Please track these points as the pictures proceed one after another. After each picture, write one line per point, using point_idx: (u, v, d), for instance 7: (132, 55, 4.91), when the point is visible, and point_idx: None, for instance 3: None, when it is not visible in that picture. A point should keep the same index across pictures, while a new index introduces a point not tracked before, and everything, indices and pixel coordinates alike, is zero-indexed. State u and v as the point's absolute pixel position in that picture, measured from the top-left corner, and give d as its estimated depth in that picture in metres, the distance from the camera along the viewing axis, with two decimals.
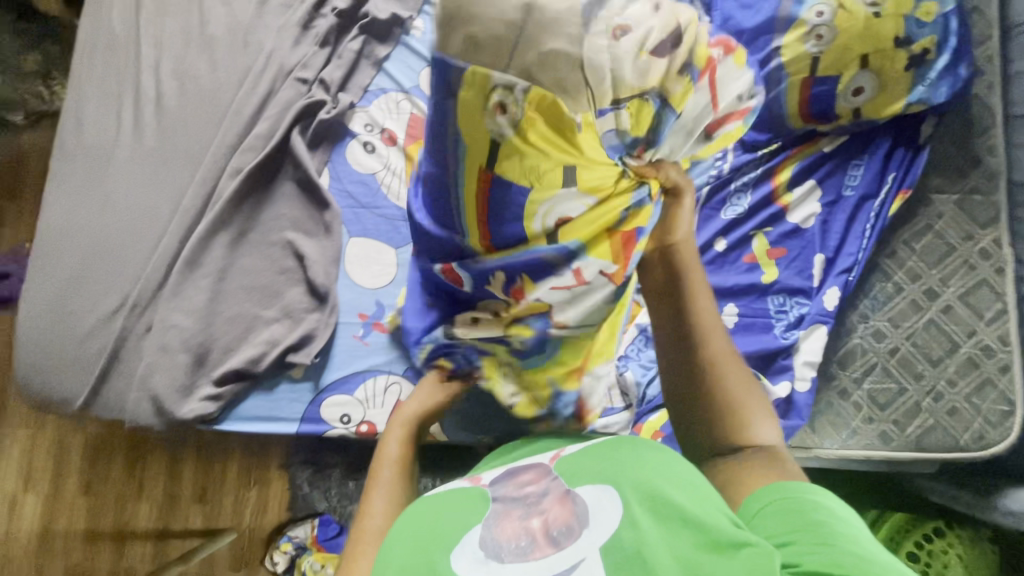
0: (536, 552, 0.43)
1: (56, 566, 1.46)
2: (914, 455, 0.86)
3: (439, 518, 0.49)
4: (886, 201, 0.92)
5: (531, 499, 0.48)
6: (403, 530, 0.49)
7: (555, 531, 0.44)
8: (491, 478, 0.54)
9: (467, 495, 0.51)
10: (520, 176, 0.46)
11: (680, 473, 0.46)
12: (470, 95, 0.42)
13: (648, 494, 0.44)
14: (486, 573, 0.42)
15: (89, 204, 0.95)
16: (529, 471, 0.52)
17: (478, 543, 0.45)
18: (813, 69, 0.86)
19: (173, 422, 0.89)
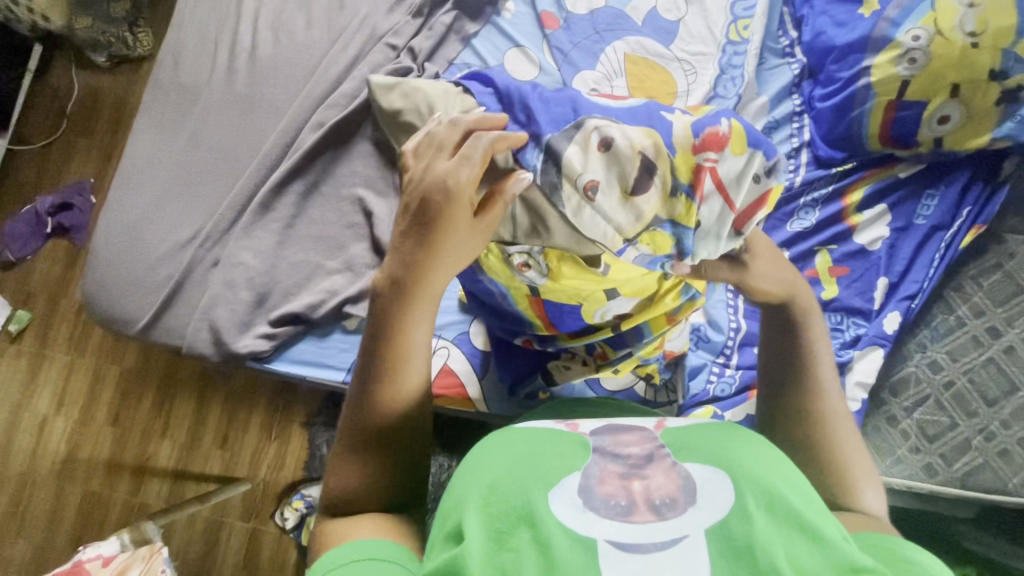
0: (637, 517, 0.38)
1: (75, 492, 1.48)
2: (959, 492, 0.83)
3: (539, 451, 0.43)
4: (958, 233, 0.91)
5: (633, 461, 0.42)
6: (492, 452, 0.43)
7: (657, 500, 0.39)
8: (591, 429, 0.47)
9: (570, 439, 0.45)
10: (569, 299, 0.70)
11: (794, 476, 0.41)
12: (501, 268, 0.70)
13: (768, 489, 0.38)
14: (584, 524, 0.37)
15: (175, 138, 0.99)
16: (631, 432, 0.46)
17: (578, 490, 0.40)
18: (901, 92, 0.85)
19: (228, 355, 0.92)
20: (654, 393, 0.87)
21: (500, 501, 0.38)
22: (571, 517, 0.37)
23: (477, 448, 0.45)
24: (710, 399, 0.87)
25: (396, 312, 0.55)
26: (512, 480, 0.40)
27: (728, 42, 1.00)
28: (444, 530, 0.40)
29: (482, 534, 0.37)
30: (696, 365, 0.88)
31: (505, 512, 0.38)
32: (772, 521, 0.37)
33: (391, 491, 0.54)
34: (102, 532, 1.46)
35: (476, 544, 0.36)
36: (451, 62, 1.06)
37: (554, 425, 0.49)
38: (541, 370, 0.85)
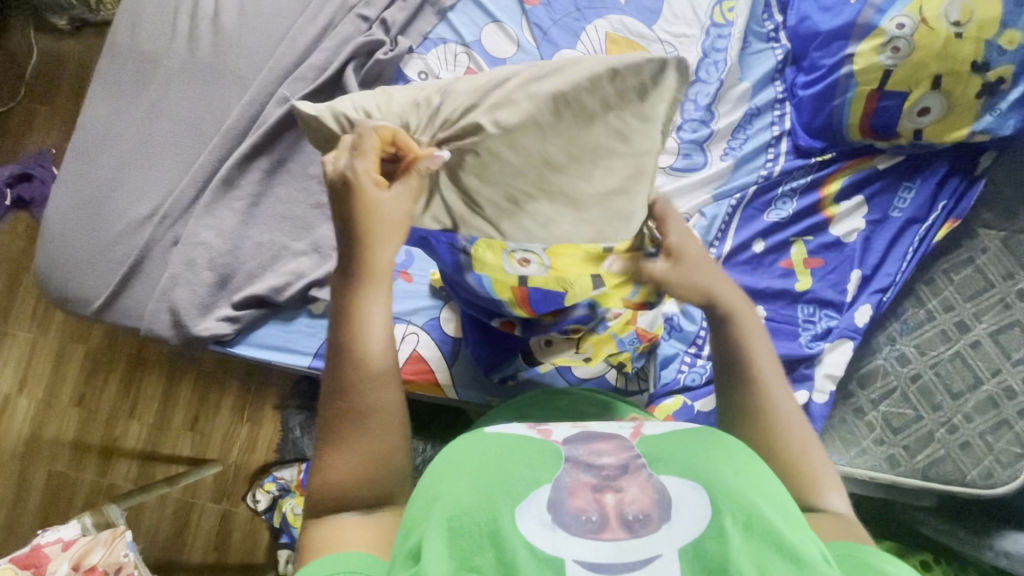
0: (607, 535, 0.38)
1: (39, 472, 1.45)
2: (920, 483, 0.85)
3: (506, 462, 0.43)
4: (933, 227, 0.90)
5: (608, 472, 0.42)
6: (461, 467, 0.44)
7: (631, 514, 0.39)
8: (564, 437, 0.47)
9: (542, 448, 0.45)
10: (552, 286, 0.66)
11: (773, 490, 0.42)
12: (490, 256, 0.65)
13: (744, 504, 0.39)
14: (553, 546, 0.37)
15: (132, 109, 0.94)
16: (607, 441, 0.47)
17: (548, 505, 0.40)
18: (883, 82, 0.84)
19: (188, 338, 0.88)
20: (625, 381, 0.85)
21: (462, 519, 0.39)
22: (538, 536, 0.38)
23: (447, 456, 0.46)
24: (681, 388, 0.87)
25: (346, 298, 0.58)
26: (477, 497, 0.40)
27: (713, 24, 0.98)
28: (405, 545, 0.40)
29: (444, 553, 0.38)
30: (668, 354, 0.88)
31: (470, 529, 0.39)
32: (748, 538, 0.37)
33: (367, 477, 0.53)
34: (67, 512, 1.43)
35: (436, 566, 0.37)
36: (425, 36, 1.01)
37: (525, 433, 0.48)
38: (520, 349, 0.82)
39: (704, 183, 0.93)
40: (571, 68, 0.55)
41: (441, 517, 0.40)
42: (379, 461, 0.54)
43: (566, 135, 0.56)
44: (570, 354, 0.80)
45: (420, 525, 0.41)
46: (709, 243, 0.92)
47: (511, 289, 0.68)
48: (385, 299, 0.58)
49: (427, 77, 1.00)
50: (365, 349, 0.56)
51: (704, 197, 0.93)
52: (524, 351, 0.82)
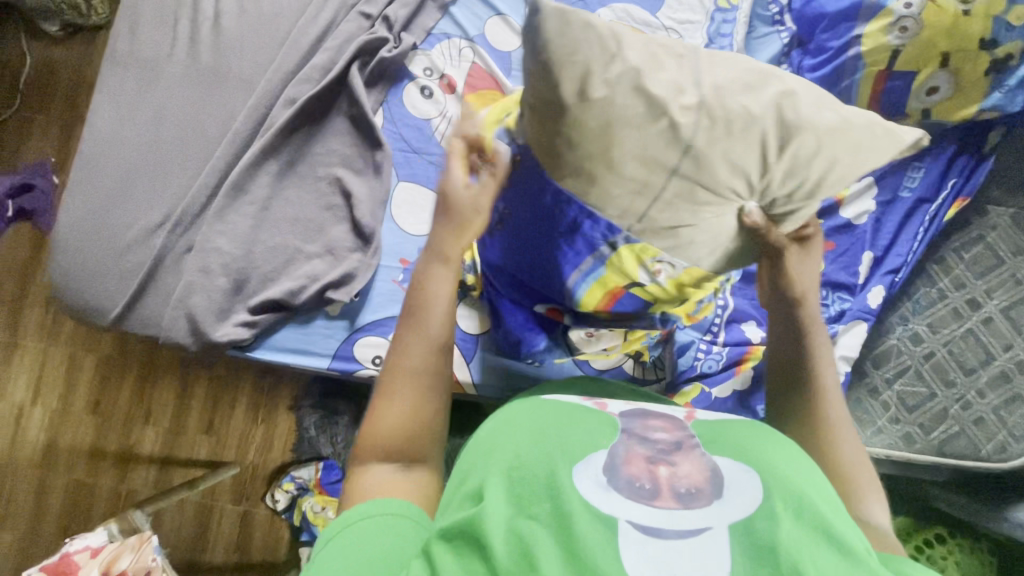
0: (660, 501, 0.40)
1: (58, 481, 1.46)
2: (935, 459, 0.86)
3: (567, 425, 0.47)
4: (943, 206, 0.91)
5: (662, 447, 0.45)
6: (523, 428, 0.47)
7: (682, 488, 0.41)
8: (619, 410, 0.51)
9: (602, 419, 0.48)
10: (655, 297, 0.71)
11: (820, 483, 0.44)
12: (626, 255, 0.66)
13: (794, 492, 0.41)
14: (606, 503, 0.40)
15: (136, 116, 0.93)
16: (659, 418, 0.50)
17: (604, 469, 0.42)
18: (891, 61, 0.84)
19: (206, 344, 0.88)
20: (642, 371, 0.87)
21: (522, 470, 0.42)
22: (594, 493, 0.40)
23: (508, 419, 0.50)
24: (698, 376, 0.88)
25: (423, 273, 0.61)
26: (536, 451, 0.43)
27: (717, 9, 0.99)
28: (464, 493, 0.44)
29: (504, 499, 0.40)
30: (684, 343, 0.88)
31: (530, 479, 0.41)
32: (796, 522, 0.39)
33: (406, 435, 0.55)
34: (89, 519, 1.45)
35: (496, 508, 0.39)
36: (429, 31, 1.01)
37: (583, 403, 0.53)
38: (562, 340, 0.83)
39: None
40: (811, 131, 0.53)
41: (503, 466, 0.42)
42: (419, 425, 0.56)
43: (823, 162, 0.55)
44: (604, 343, 0.82)
45: (480, 476, 0.44)
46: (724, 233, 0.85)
47: (613, 290, 0.70)
48: (452, 279, 0.61)
49: (432, 73, 0.99)
50: (433, 320, 0.59)
51: None
52: (564, 348, 0.83)
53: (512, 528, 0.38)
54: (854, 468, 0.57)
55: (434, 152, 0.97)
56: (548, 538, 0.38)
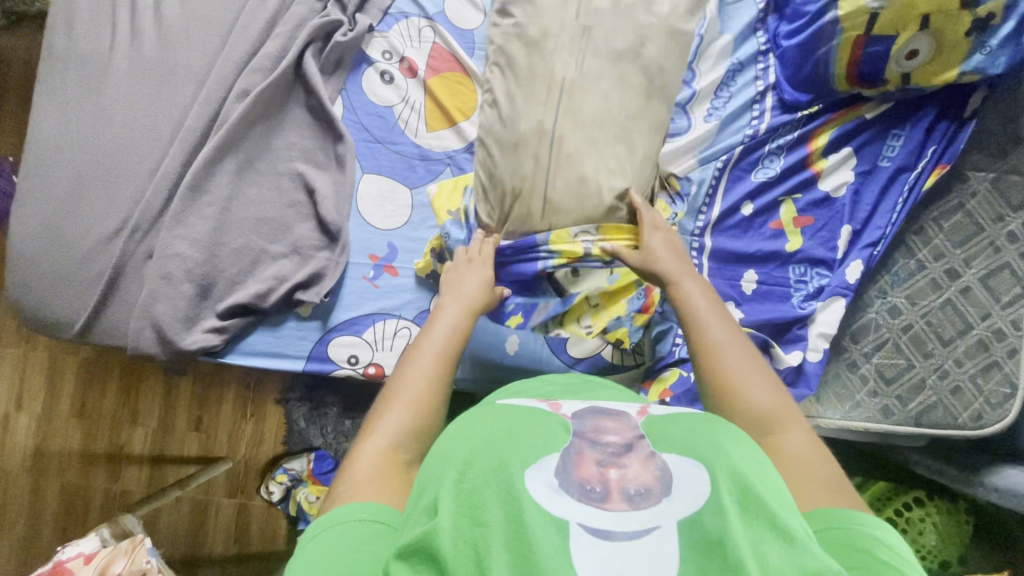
0: (610, 505, 0.41)
1: (52, 484, 1.46)
2: (912, 430, 0.86)
3: (520, 427, 0.46)
4: (923, 175, 0.88)
5: (613, 449, 0.44)
6: (475, 431, 0.46)
7: (632, 489, 0.42)
8: (572, 410, 0.51)
9: (551, 424, 0.47)
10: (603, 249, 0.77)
11: (768, 468, 0.44)
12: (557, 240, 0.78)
13: (742, 484, 0.41)
14: (555, 507, 0.40)
15: (81, 117, 0.88)
16: (610, 418, 0.49)
17: (556, 472, 0.42)
18: (868, 27, 0.81)
19: (176, 353, 0.86)
20: (621, 357, 0.87)
21: (471, 477, 0.42)
22: (545, 497, 0.40)
23: (464, 422, 0.49)
24: (677, 361, 0.87)
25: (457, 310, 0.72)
26: (488, 456, 0.43)
27: None
28: (421, 501, 0.43)
29: (454, 506, 0.40)
30: (662, 330, 0.87)
31: (483, 486, 0.41)
32: (745, 519, 0.39)
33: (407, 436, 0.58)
34: (86, 521, 1.46)
35: (446, 520, 0.39)
36: (386, 11, 0.95)
37: (536, 405, 0.52)
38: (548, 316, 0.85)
39: (688, 149, 0.89)
40: None
41: (451, 475, 0.42)
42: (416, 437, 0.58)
43: None
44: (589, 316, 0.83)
45: (434, 486, 0.43)
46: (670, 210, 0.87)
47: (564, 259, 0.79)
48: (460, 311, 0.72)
49: (391, 56, 0.94)
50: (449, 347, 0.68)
51: (688, 163, 0.90)
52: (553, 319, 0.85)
53: (462, 538, 0.39)
54: (764, 401, 0.57)
55: (399, 141, 0.93)
56: (498, 542, 0.38)
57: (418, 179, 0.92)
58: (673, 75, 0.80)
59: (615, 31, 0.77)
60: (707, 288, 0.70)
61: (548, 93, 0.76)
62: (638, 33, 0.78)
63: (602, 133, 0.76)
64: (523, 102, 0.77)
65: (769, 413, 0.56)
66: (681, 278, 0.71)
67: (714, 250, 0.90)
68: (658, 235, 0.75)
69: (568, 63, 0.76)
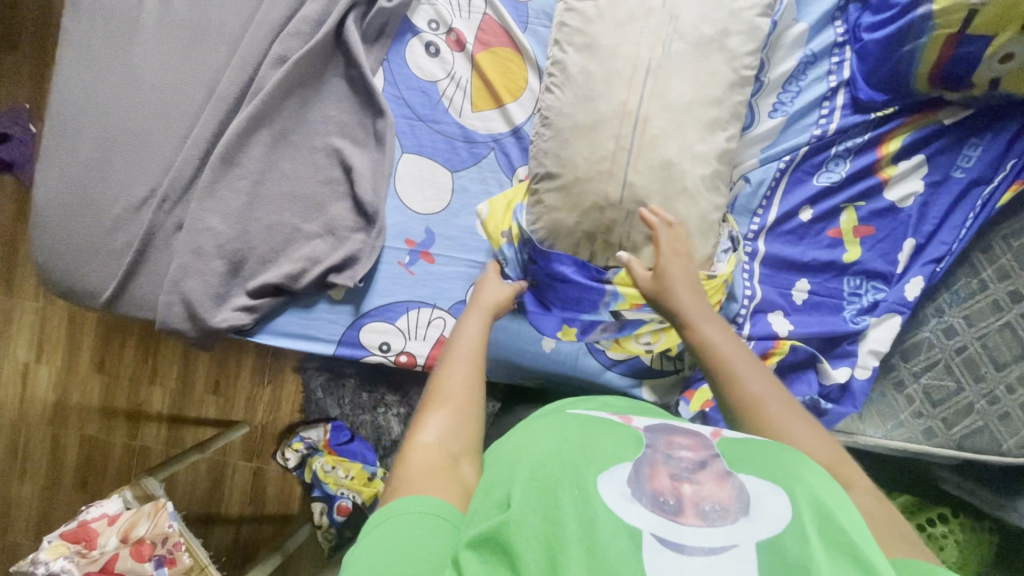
0: (684, 519, 0.37)
1: (72, 437, 1.48)
2: (955, 454, 0.83)
3: (590, 433, 0.44)
4: (998, 189, 0.83)
5: (686, 465, 0.41)
6: (545, 434, 0.44)
7: (707, 506, 0.38)
8: (645, 426, 0.48)
9: (625, 434, 0.45)
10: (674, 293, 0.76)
11: (847, 504, 0.41)
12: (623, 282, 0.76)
13: (823, 512, 0.38)
14: (627, 510, 0.37)
15: (108, 75, 0.84)
16: (685, 435, 0.46)
17: (628, 480, 0.39)
18: (964, 25, 0.73)
19: (204, 330, 0.83)
20: (661, 361, 0.84)
21: (544, 474, 0.40)
22: (618, 504, 0.38)
23: (532, 429, 0.47)
24: None
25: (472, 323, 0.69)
26: (560, 458, 0.41)
27: None
28: (489, 499, 0.42)
29: (530, 503, 0.38)
30: None
31: (556, 486, 0.39)
32: (827, 550, 0.36)
33: (450, 436, 0.53)
34: (105, 475, 1.48)
35: (522, 514, 0.37)
36: None
37: (609, 418, 0.49)
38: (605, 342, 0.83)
39: (751, 144, 0.85)
40: None
41: (524, 471, 0.41)
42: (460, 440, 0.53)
43: None
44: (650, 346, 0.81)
45: (505, 482, 0.42)
46: (744, 212, 0.85)
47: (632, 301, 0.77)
48: (484, 321, 0.70)
49: (438, 27, 0.88)
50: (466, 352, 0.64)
51: (750, 161, 0.85)
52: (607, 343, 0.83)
53: (537, 537, 0.36)
54: (814, 447, 0.52)
55: (442, 120, 0.88)
56: (575, 540, 0.35)
57: (460, 162, 0.88)
58: (739, 71, 0.75)
59: (677, 27, 0.74)
60: (729, 332, 0.64)
61: (620, 95, 0.73)
62: (700, 30, 0.74)
63: (665, 136, 0.73)
64: (587, 102, 0.74)
65: (829, 466, 0.51)
66: (701, 322, 0.64)
67: (766, 255, 0.85)
68: (678, 262, 0.69)
69: (628, 60, 0.73)
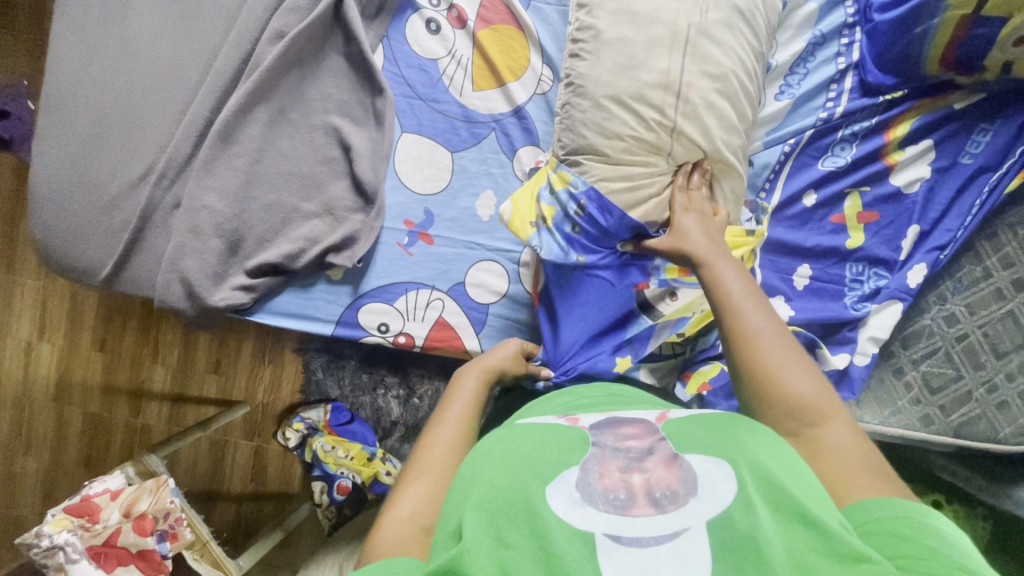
0: (635, 510, 0.39)
1: (75, 414, 1.50)
2: (951, 442, 0.83)
3: (535, 442, 0.44)
4: (1007, 176, 0.81)
5: (634, 454, 0.43)
6: (493, 450, 0.44)
7: (657, 494, 0.39)
8: (591, 422, 0.48)
9: (570, 436, 0.45)
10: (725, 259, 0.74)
11: (798, 467, 0.42)
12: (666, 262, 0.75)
13: (769, 482, 0.38)
14: (581, 519, 0.38)
15: (105, 50, 0.82)
16: (632, 424, 0.47)
17: (577, 485, 0.40)
18: (978, 6, 0.72)
19: (203, 309, 0.83)
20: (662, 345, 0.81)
21: (495, 500, 0.39)
22: (569, 513, 0.38)
23: (482, 445, 0.47)
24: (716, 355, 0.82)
25: (471, 386, 0.68)
26: (508, 478, 0.41)
27: None
28: (445, 528, 0.41)
29: (481, 529, 0.38)
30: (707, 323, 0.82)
31: (506, 512, 0.39)
32: (775, 517, 0.37)
33: (433, 511, 0.51)
34: (108, 453, 1.50)
35: (474, 542, 0.37)
36: None
37: (556, 420, 0.50)
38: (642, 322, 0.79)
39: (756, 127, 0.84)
40: None
41: (474, 496, 0.40)
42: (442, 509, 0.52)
43: None
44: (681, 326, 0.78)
45: (458, 508, 0.41)
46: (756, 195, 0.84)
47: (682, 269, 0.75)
48: (480, 382, 0.69)
49: (440, 3, 0.87)
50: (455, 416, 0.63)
51: (756, 143, 0.83)
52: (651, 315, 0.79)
53: (495, 562, 0.36)
54: (807, 386, 0.52)
55: (442, 99, 0.86)
56: (529, 565, 0.36)
57: (460, 142, 0.86)
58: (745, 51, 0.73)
59: (678, 10, 0.72)
60: (745, 272, 0.63)
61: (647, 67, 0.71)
62: (706, 7, 0.72)
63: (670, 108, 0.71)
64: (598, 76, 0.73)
65: (812, 401, 0.51)
66: (715, 261, 0.64)
67: (768, 240, 0.84)
68: (690, 214, 0.69)
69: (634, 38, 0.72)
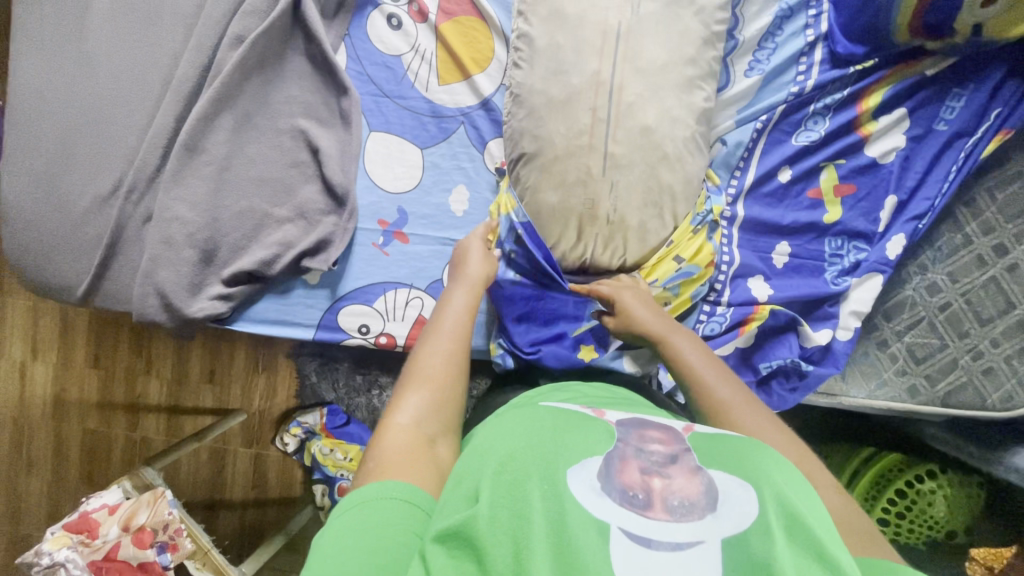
0: (652, 514, 0.37)
1: (74, 431, 1.50)
2: (939, 410, 0.83)
3: (563, 427, 0.44)
4: (982, 141, 0.80)
5: (656, 458, 0.41)
6: (517, 426, 0.45)
7: (675, 501, 0.38)
8: (617, 418, 0.48)
9: (595, 426, 0.45)
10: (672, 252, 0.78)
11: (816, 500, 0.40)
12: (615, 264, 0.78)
13: (788, 507, 0.37)
14: (596, 503, 0.37)
15: (64, 65, 0.82)
16: (657, 428, 0.46)
17: (598, 474, 0.39)
18: None
19: (182, 320, 0.83)
20: None
21: (512, 469, 0.39)
22: (587, 498, 0.37)
23: (504, 422, 0.47)
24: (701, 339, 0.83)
25: (461, 299, 0.68)
26: (529, 450, 0.41)
27: None
28: (456, 492, 0.41)
29: (495, 497, 0.38)
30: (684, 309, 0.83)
31: (519, 480, 0.38)
32: (791, 542, 0.35)
33: (428, 416, 0.54)
34: (110, 467, 1.50)
35: (487, 507, 0.37)
36: None
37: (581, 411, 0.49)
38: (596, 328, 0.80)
39: (726, 107, 0.83)
40: None
41: (492, 465, 0.40)
42: (440, 412, 0.55)
43: None
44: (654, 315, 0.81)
45: (473, 476, 0.41)
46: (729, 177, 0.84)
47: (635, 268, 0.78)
48: (471, 297, 0.69)
49: None
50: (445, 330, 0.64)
51: (726, 123, 0.83)
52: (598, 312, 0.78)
53: (505, 530, 0.36)
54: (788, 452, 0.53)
55: (408, 95, 0.86)
56: (540, 534, 0.35)
57: (429, 138, 0.86)
58: None
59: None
60: (699, 342, 0.67)
61: (595, 65, 0.73)
62: None
63: (641, 102, 0.73)
64: (563, 76, 0.74)
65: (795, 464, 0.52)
66: (670, 335, 0.67)
67: (745, 219, 0.84)
68: (625, 291, 0.72)
69: (596, 27, 0.73)
